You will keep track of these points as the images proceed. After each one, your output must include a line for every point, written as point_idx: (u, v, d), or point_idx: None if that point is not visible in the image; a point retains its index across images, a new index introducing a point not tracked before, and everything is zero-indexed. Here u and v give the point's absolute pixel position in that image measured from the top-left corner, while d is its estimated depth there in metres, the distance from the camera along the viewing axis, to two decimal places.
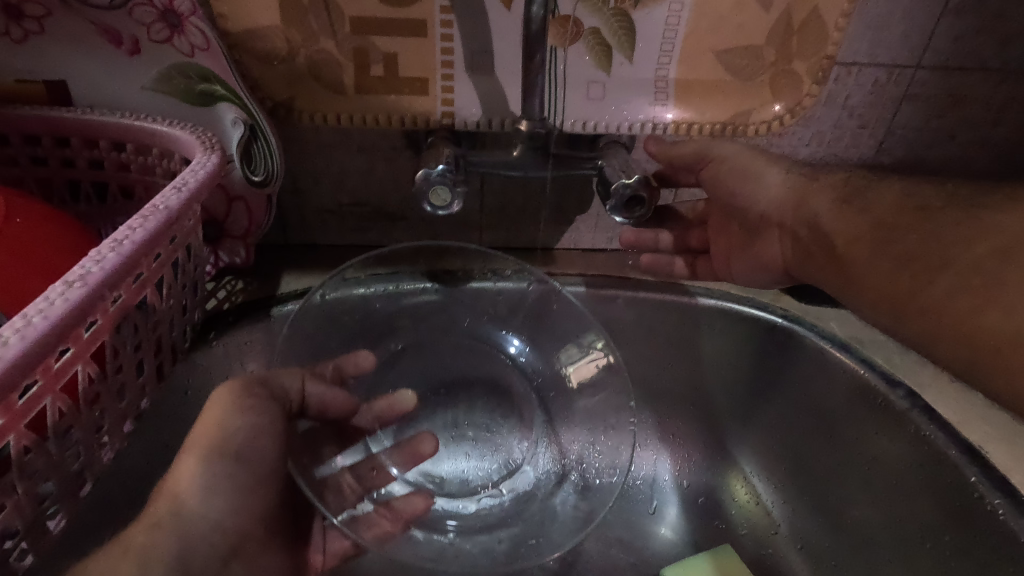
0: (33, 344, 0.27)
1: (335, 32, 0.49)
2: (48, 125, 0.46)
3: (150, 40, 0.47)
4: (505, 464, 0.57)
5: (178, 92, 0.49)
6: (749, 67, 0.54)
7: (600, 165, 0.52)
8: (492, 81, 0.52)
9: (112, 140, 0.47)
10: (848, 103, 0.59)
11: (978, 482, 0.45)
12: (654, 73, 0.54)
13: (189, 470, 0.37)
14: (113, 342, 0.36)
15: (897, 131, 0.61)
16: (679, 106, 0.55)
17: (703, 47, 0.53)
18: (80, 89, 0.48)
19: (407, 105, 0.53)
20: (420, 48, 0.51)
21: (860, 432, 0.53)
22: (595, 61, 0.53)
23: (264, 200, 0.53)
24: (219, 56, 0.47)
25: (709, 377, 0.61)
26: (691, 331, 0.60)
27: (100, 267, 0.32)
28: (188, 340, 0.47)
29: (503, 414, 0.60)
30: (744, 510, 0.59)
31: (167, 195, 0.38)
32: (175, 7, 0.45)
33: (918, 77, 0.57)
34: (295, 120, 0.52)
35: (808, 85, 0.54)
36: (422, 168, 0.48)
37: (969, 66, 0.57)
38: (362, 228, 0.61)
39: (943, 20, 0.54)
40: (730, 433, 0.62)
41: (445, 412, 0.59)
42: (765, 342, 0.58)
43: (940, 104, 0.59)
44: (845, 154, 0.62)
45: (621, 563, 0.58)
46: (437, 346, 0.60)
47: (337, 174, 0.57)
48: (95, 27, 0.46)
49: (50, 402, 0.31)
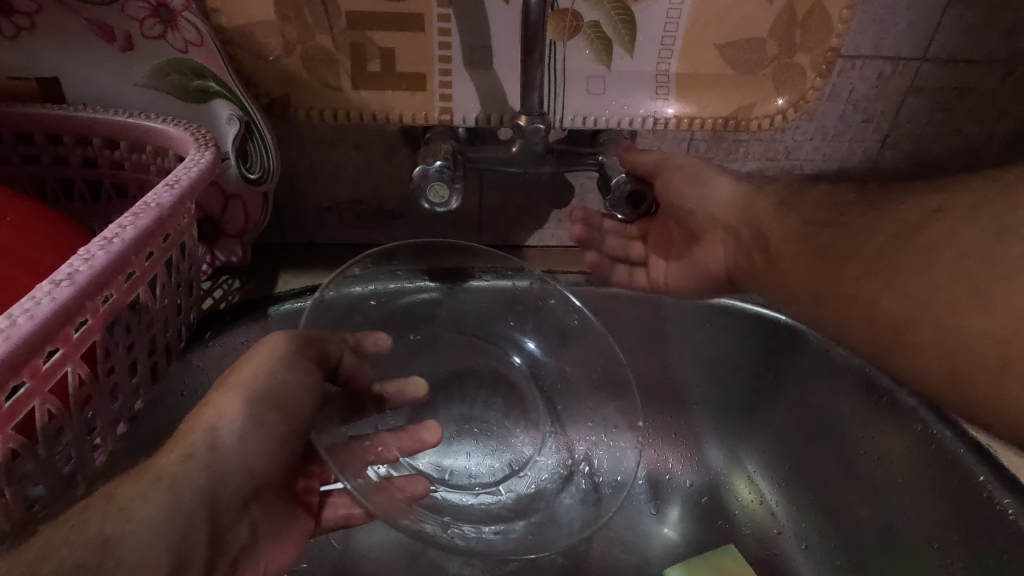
0: (19, 343, 0.27)
1: (331, 27, 0.49)
2: (40, 122, 0.45)
3: (144, 36, 0.46)
4: (510, 462, 0.57)
5: (172, 88, 0.48)
6: (751, 61, 0.53)
7: (600, 161, 0.51)
8: (491, 76, 0.52)
9: (105, 138, 0.46)
10: (852, 97, 0.58)
11: (987, 481, 0.44)
12: (654, 67, 0.53)
13: (231, 404, 0.38)
14: (104, 342, 0.35)
15: (901, 125, 0.60)
16: (680, 101, 0.54)
17: (704, 41, 0.52)
18: (72, 86, 0.48)
19: (404, 101, 0.52)
20: (417, 43, 0.50)
21: (866, 430, 0.52)
22: (595, 55, 0.52)
23: (260, 197, 0.53)
24: (213, 52, 0.47)
25: (712, 375, 0.61)
26: (693, 328, 0.59)
27: (89, 266, 0.31)
28: (183, 339, 0.47)
29: (506, 412, 0.59)
30: (748, 510, 0.59)
31: (159, 191, 0.37)
32: (168, 3, 0.45)
33: (924, 70, 0.56)
34: (291, 116, 0.52)
35: (811, 78, 0.53)
36: (420, 165, 0.47)
37: (975, 58, 0.56)
38: (360, 227, 0.60)
39: (948, 11, 0.53)
40: (734, 432, 0.61)
41: (455, 405, 0.59)
42: (769, 339, 0.57)
43: (945, 97, 0.58)
44: (849, 149, 0.62)
45: (624, 563, 0.58)
46: (439, 341, 0.58)
47: (334, 171, 0.56)
48: (87, 23, 0.45)
49: (39, 404, 0.31)
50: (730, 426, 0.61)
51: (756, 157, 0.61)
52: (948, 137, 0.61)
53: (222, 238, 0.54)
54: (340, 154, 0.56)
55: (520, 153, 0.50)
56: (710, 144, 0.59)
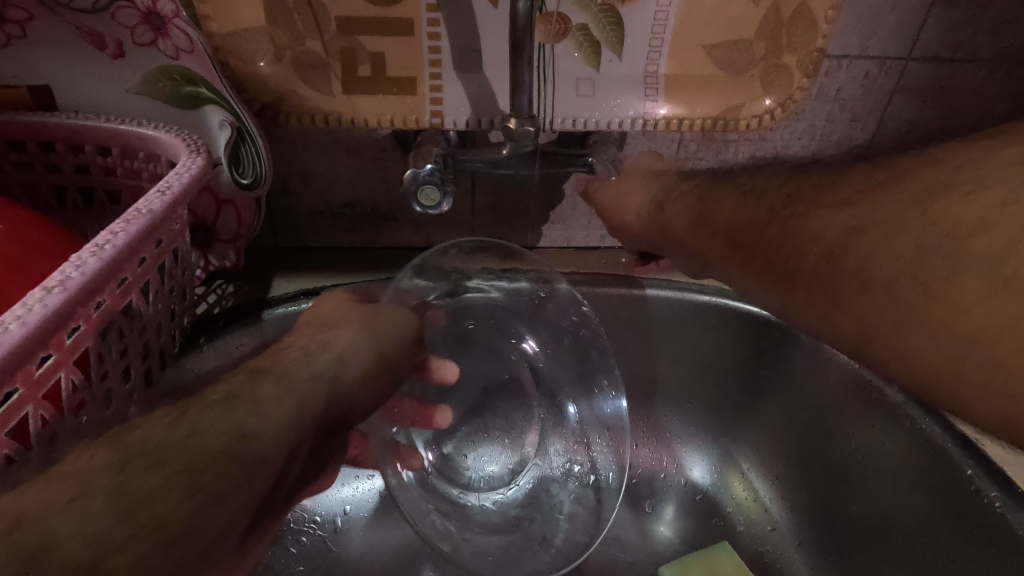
0: (9, 352, 0.27)
1: (321, 32, 0.49)
2: (32, 130, 0.45)
3: (134, 43, 0.46)
4: (516, 461, 0.58)
5: (164, 95, 0.49)
6: (738, 61, 0.54)
7: (589, 162, 0.52)
8: (481, 80, 0.52)
9: (97, 144, 0.47)
10: (840, 96, 0.58)
11: (975, 475, 0.45)
12: (643, 69, 0.54)
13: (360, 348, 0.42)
14: (97, 348, 0.36)
15: (888, 123, 0.60)
16: (670, 102, 0.55)
17: (691, 42, 0.53)
18: (65, 93, 0.48)
19: (395, 105, 0.52)
20: (407, 48, 0.50)
21: (857, 427, 0.52)
22: (584, 58, 0.53)
23: (253, 202, 0.53)
24: (204, 58, 0.47)
25: (705, 373, 0.61)
26: (685, 327, 0.59)
27: (80, 273, 0.31)
28: (176, 345, 0.47)
29: (514, 412, 0.59)
30: (743, 507, 0.60)
31: (151, 198, 0.38)
32: (159, 9, 0.45)
33: (910, 68, 0.57)
34: (283, 121, 0.52)
35: (798, 78, 0.53)
36: (411, 168, 0.48)
37: (960, 56, 0.57)
38: (353, 230, 0.61)
39: (932, 11, 0.54)
40: (728, 429, 0.62)
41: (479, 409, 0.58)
42: (759, 337, 0.57)
43: (931, 95, 0.59)
44: (838, 147, 0.62)
45: (620, 562, 0.58)
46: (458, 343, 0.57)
47: (326, 175, 0.57)
48: (79, 31, 0.45)
49: (31, 410, 0.31)
50: (725, 423, 0.62)
51: (746, 157, 0.61)
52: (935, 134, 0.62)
53: (215, 242, 0.54)
54: (332, 158, 0.56)
55: (512, 154, 0.50)
56: (699, 144, 0.60)
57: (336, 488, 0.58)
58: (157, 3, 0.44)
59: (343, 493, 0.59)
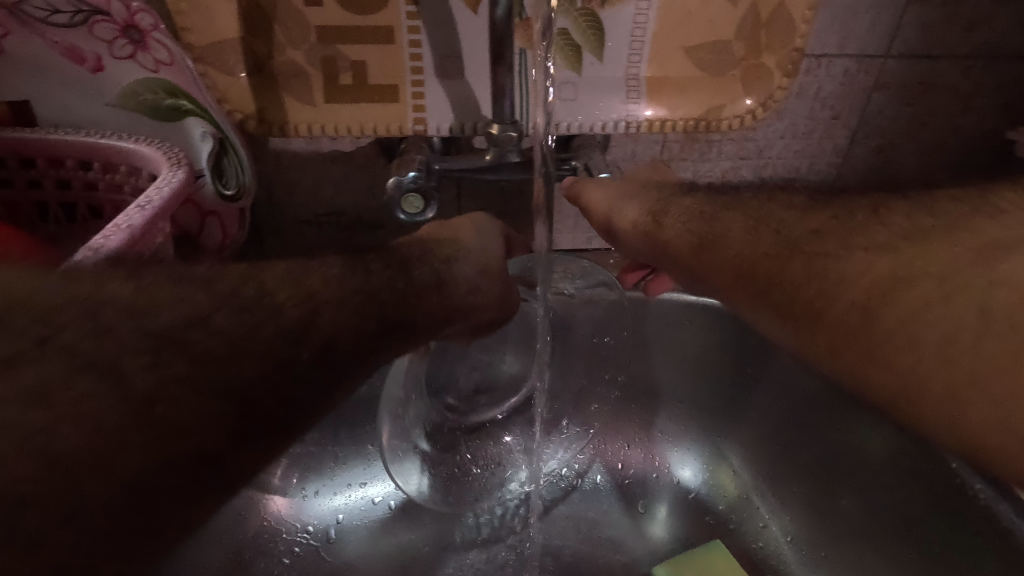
0: None
1: (302, 42, 0.49)
2: (12, 146, 0.45)
3: (113, 56, 0.46)
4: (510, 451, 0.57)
5: (145, 108, 0.49)
6: (719, 62, 0.54)
7: (573, 166, 0.54)
8: (463, 85, 0.52)
9: (78, 159, 0.46)
10: (820, 95, 0.59)
11: (960, 467, 0.45)
12: (625, 71, 0.54)
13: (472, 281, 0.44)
14: None
15: (869, 120, 0.61)
16: (652, 104, 0.55)
17: (672, 44, 0.53)
18: (42, 107, 0.48)
19: (377, 113, 0.52)
20: (388, 55, 0.51)
21: (846, 422, 0.53)
22: (565, 61, 0.53)
23: (236, 212, 0.54)
24: (185, 71, 0.48)
25: (695, 371, 0.61)
26: (674, 326, 0.60)
27: None
28: None
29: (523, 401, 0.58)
30: (733, 505, 0.60)
31: (130, 213, 0.38)
32: (138, 23, 0.45)
33: (888, 66, 0.58)
34: (263, 133, 0.51)
35: (779, 77, 0.54)
36: (393, 176, 0.48)
37: (937, 53, 0.57)
38: (341, 238, 0.61)
39: (909, 9, 0.54)
40: (718, 427, 0.62)
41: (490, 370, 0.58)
42: (747, 334, 0.58)
43: (910, 92, 0.60)
44: (819, 146, 0.62)
45: (615, 564, 0.58)
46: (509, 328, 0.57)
47: (312, 184, 0.57)
48: (57, 46, 0.45)
49: None
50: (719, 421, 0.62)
51: (730, 156, 0.62)
52: (915, 131, 0.62)
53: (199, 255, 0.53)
54: (317, 167, 0.56)
55: (496, 158, 0.50)
56: (683, 145, 0.60)
57: (327, 497, 0.58)
58: (136, 16, 0.44)
59: (334, 502, 0.58)
